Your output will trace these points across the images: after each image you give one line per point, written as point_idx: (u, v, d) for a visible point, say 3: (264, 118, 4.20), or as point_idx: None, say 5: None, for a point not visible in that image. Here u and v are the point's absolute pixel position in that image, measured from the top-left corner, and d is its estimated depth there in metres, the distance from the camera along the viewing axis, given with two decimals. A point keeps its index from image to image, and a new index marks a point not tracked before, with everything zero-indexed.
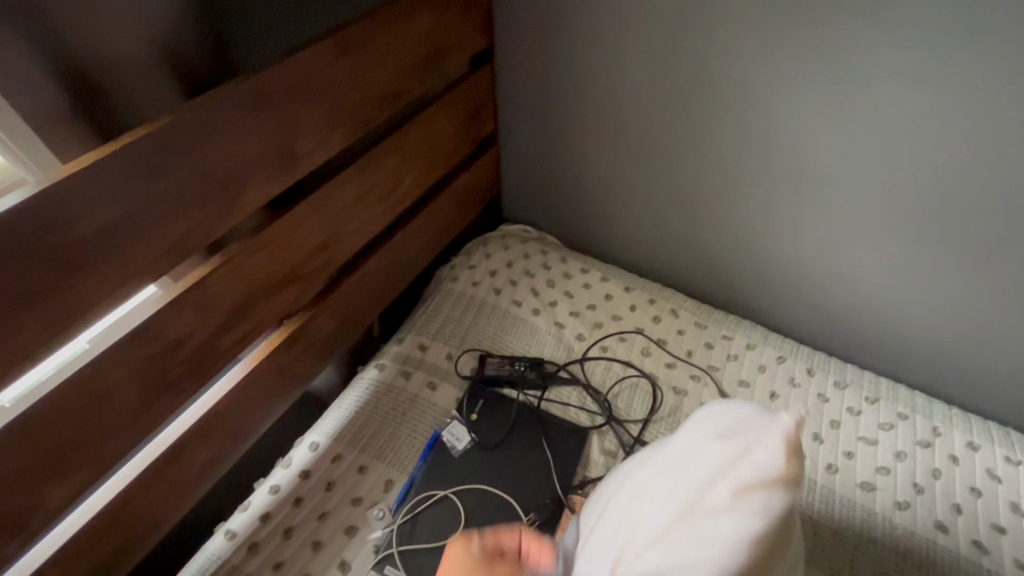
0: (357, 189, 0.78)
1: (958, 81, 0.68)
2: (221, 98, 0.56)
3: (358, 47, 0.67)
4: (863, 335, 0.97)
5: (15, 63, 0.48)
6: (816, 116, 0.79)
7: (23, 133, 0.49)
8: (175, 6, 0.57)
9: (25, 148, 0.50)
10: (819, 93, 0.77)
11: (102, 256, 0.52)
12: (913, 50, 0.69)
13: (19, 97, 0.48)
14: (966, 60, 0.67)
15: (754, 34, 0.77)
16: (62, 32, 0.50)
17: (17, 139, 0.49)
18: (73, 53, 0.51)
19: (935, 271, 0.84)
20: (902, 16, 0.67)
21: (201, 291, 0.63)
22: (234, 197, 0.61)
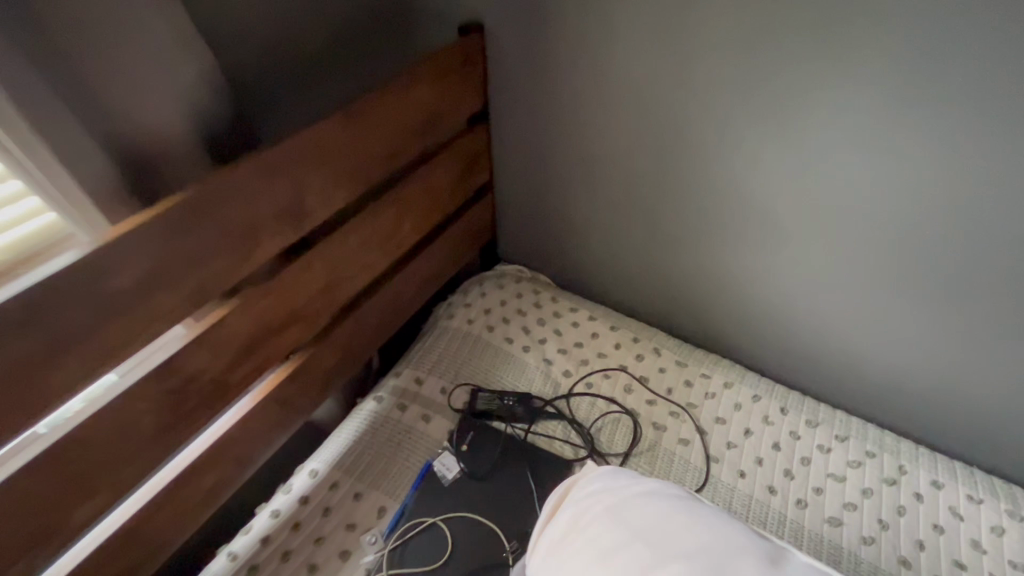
0: (366, 234, 0.86)
1: (895, 155, 0.78)
2: (249, 165, 0.64)
3: (364, 117, 0.76)
4: (834, 376, 1.05)
5: (77, 141, 0.56)
6: (778, 181, 0.89)
7: (76, 195, 0.57)
8: (207, 86, 0.66)
9: (77, 207, 0.57)
10: (779, 160, 0.87)
11: (142, 301, 0.58)
12: (855, 127, 0.79)
13: (79, 166, 0.56)
14: (902, 137, 0.76)
15: (721, 108, 0.87)
16: (113, 113, 0.58)
17: (72, 200, 0.57)
18: (121, 128, 0.59)
19: (892, 318, 0.93)
20: (844, 99, 0.77)
21: (222, 329, 0.69)
22: (257, 245, 0.68)
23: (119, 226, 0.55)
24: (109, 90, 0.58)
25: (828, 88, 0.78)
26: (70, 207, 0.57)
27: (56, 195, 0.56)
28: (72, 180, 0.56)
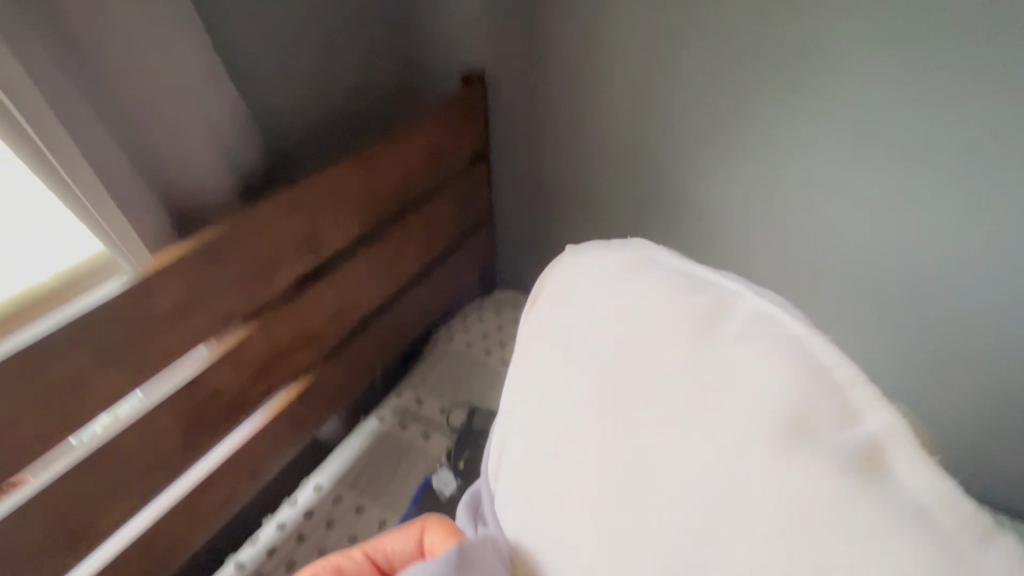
0: (374, 263, 0.93)
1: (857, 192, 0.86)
2: (274, 202, 0.71)
3: (376, 158, 0.84)
4: None
5: (128, 186, 0.64)
6: (755, 216, 0.97)
7: (130, 234, 0.63)
8: (239, 133, 0.74)
9: (129, 246, 0.63)
10: (754, 198, 0.95)
11: (176, 322, 0.65)
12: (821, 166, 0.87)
13: (129, 207, 0.64)
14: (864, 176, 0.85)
15: (703, 150, 0.96)
16: (159, 158, 0.67)
17: (125, 239, 0.62)
18: (164, 172, 0.68)
19: (866, 344, 0.99)
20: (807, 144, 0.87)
21: (244, 349, 0.76)
22: (278, 273, 0.75)
23: (162, 255, 0.63)
24: (160, 143, 0.66)
25: (794, 134, 0.87)
26: (123, 243, 0.62)
27: (114, 235, 0.61)
28: (128, 223, 0.62)
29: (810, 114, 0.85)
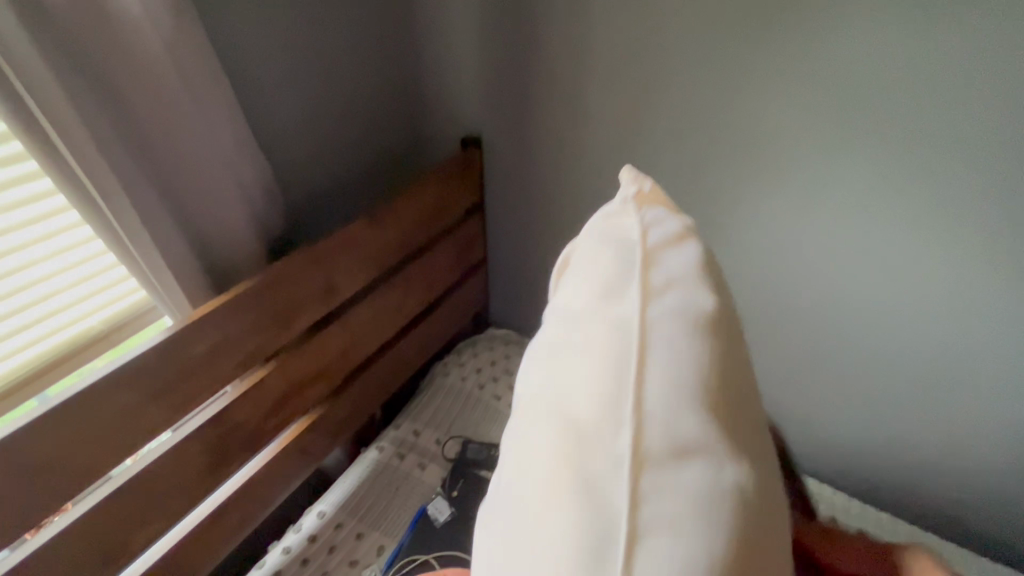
0: (378, 307, 1.03)
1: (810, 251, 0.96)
2: (294, 259, 0.82)
3: (383, 217, 0.96)
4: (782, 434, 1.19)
5: (178, 256, 0.71)
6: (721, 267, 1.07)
7: (175, 290, 0.73)
8: (269, 200, 0.83)
9: (174, 299, 0.73)
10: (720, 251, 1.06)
11: (208, 364, 0.75)
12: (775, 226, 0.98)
13: (178, 273, 0.72)
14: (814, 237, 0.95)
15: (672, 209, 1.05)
16: (201, 229, 0.74)
17: (172, 294, 0.73)
18: (206, 239, 0.75)
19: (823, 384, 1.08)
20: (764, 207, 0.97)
21: (263, 387, 0.85)
22: (295, 320, 0.85)
23: (199, 310, 0.74)
24: (202, 216, 0.74)
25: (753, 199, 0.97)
26: (169, 297, 0.73)
27: (163, 291, 0.72)
28: (177, 282, 0.73)
29: (769, 183, 0.95)
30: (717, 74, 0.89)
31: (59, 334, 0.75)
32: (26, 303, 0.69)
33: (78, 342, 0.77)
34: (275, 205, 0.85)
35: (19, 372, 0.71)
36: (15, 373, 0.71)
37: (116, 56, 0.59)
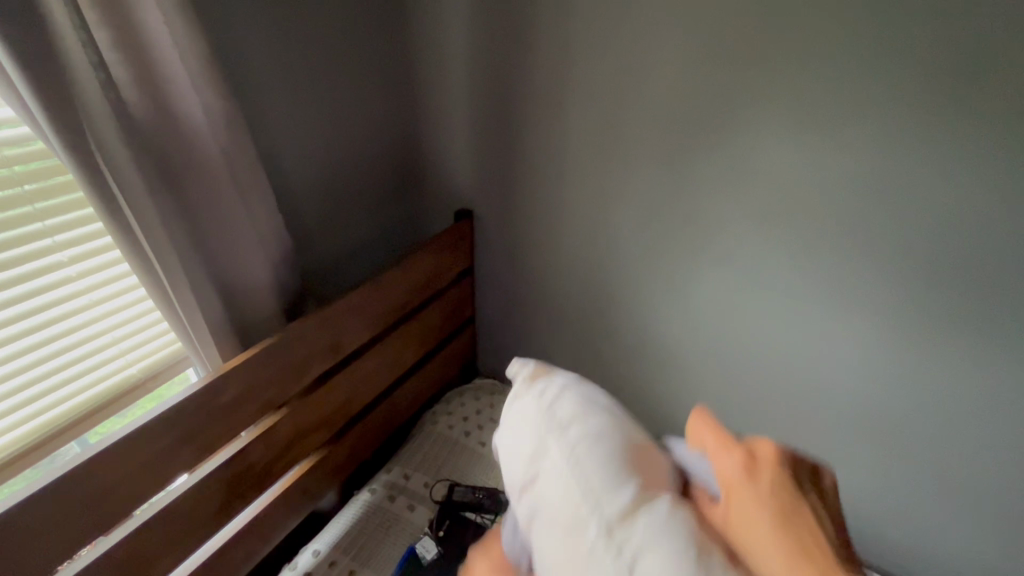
0: (377, 360, 1.16)
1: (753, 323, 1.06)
2: (309, 320, 0.95)
3: (386, 282, 1.10)
4: None
5: (217, 319, 0.84)
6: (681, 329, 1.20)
7: (211, 349, 0.86)
8: (291, 270, 0.98)
9: (209, 355, 0.87)
10: (675, 321, 1.15)
11: (231, 410, 0.87)
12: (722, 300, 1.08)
13: (214, 334, 0.85)
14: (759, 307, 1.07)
15: (635, 279, 1.16)
16: (235, 295, 0.88)
17: (208, 352, 0.86)
18: (238, 304, 0.90)
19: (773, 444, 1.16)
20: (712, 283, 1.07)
21: (274, 432, 0.97)
22: (306, 373, 0.98)
23: (229, 363, 0.87)
24: (237, 284, 0.88)
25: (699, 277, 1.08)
26: (205, 354, 0.86)
27: (202, 349, 0.85)
28: (212, 342, 0.86)
29: (718, 264, 1.05)
30: (669, 171, 1.02)
31: (110, 379, 0.88)
32: (90, 352, 0.84)
33: (124, 386, 0.90)
34: (294, 273, 0.99)
35: (75, 411, 0.84)
36: (72, 412, 0.84)
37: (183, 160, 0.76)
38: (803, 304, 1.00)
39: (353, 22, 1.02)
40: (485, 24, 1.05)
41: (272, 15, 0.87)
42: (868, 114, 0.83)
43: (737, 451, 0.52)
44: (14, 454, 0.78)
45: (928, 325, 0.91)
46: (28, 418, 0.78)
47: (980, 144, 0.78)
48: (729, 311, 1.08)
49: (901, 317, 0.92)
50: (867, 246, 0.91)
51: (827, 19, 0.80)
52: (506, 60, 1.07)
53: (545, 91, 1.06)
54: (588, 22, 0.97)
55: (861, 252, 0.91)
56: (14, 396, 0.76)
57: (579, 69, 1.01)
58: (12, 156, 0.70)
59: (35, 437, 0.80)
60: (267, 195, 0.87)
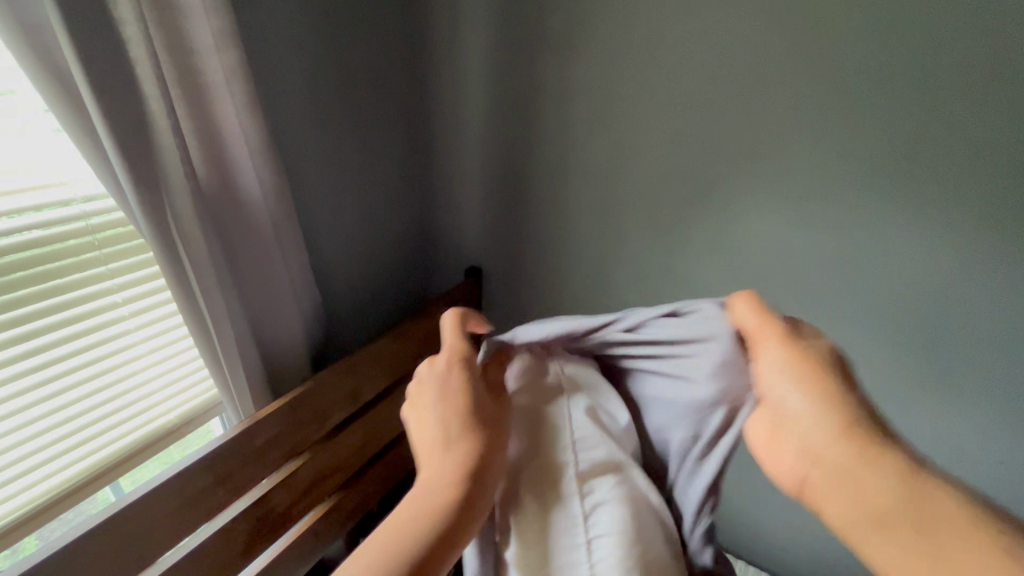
0: (390, 409, 1.23)
1: None
2: (333, 372, 1.04)
3: (401, 336, 1.19)
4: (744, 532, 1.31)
5: (254, 371, 0.93)
6: None
7: (245, 398, 0.94)
8: (318, 326, 1.07)
9: (242, 404, 0.95)
10: None
11: (260, 455, 0.94)
12: None
13: (250, 385, 0.93)
14: None
15: None
16: (267, 349, 0.97)
17: (243, 401, 0.94)
18: (269, 357, 0.99)
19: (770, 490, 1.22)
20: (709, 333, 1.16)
21: (295, 477, 1.03)
22: (328, 421, 1.05)
23: (262, 411, 0.95)
24: (273, 338, 0.97)
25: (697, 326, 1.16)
26: (240, 402, 0.94)
27: (238, 399, 0.93)
28: (247, 392, 0.94)
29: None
30: (664, 242, 1.12)
31: (148, 425, 0.95)
32: (134, 400, 0.91)
33: (159, 433, 0.96)
34: (321, 328, 1.08)
35: (114, 456, 0.91)
36: (112, 456, 0.91)
37: (237, 231, 0.86)
38: None
39: (382, 106, 1.13)
40: (497, 109, 1.17)
41: (312, 103, 0.98)
42: (839, 201, 0.92)
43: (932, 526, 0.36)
44: (57, 496, 0.85)
45: (906, 385, 1.00)
46: (78, 460, 0.86)
47: (945, 229, 0.86)
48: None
49: (880, 375, 1.01)
50: (847, 313, 1.00)
51: (791, 117, 0.91)
52: (517, 140, 1.18)
53: (551, 168, 1.17)
54: (588, 111, 1.08)
55: (844, 319, 1.00)
56: (62, 441, 0.83)
57: (581, 150, 1.12)
58: (94, 226, 0.80)
59: (76, 481, 0.87)
60: (301, 258, 0.97)
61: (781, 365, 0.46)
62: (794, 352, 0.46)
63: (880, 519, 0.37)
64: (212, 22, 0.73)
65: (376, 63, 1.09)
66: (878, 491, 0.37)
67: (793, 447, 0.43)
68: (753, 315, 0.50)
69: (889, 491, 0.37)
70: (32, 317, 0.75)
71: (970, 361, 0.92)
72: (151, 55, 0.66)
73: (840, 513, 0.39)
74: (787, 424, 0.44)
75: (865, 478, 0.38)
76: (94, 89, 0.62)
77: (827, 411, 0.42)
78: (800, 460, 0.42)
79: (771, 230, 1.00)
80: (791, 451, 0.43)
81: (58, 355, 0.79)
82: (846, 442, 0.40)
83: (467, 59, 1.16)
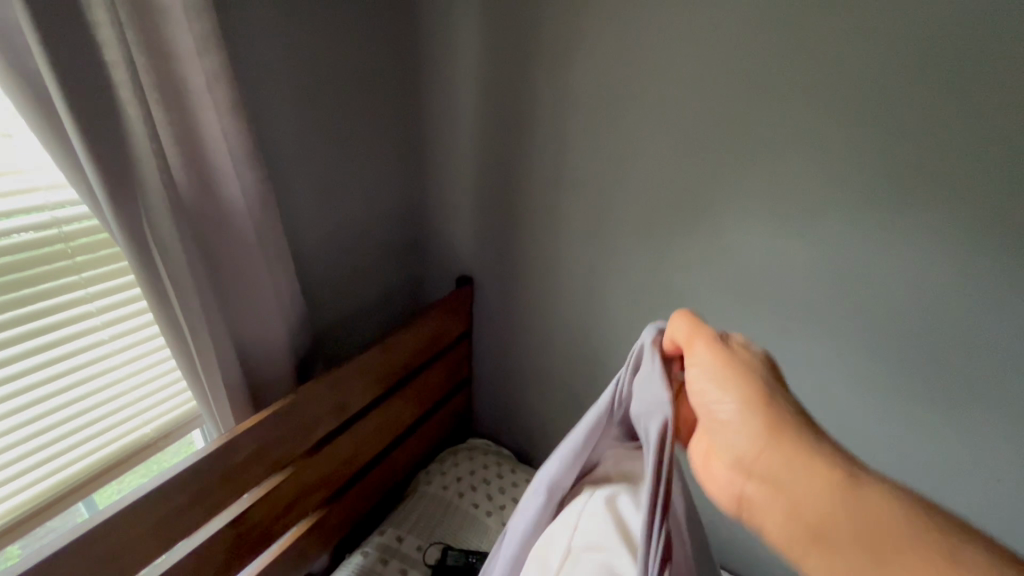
0: (377, 421, 1.20)
1: None
2: (318, 384, 1.01)
3: (390, 346, 1.16)
4: (736, 552, 1.28)
5: (235, 382, 0.90)
6: None
7: (225, 410, 0.91)
8: (303, 336, 1.04)
9: (222, 416, 0.92)
10: None
11: (240, 470, 0.91)
12: None
13: (230, 397, 0.90)
14: None
15: (628, 345, 1.22)
16: (248, 359, 0.94)
17: (222, 413, 0.91)
18: (251, 367, 0.95)
19: None
20: None
21: (277, 492, 0.99)
22: (311, 434, 1.02)
23: (243, 424, 0.91)
24: (254, 348, 0.94)
25: None
26: (220, 415, 0.91)
27: (218, 411, 0.90)
28: (227, 404, 0.91)
29: None
30: (658, 252, 1.10)
31: (124, 438, 0.92)
32: (109, 412, 0.88)
33: (136, 446, 0.93)
34: (307, 338, 1.05)
35: (88, 471, 0.88)
36: (85, 471, 0.87)
37: (218, 238, 0.83)
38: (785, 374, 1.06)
39: (373, 111, 1.11)
40: (490, 116, 1.15)
41: (299, 108, 0.96)
42: (830, 213, 0.91)
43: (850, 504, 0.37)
44: (26, 513, 0.81)
45: (900, 401, 0.97)
46: (49, 475, 0.83)
47: (934, 243, 0.84)
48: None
49: (874, 390, 0.98)
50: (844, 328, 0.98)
51: (780, 127, 0.89)
52: (509, 147, 1.16)
53: (544, 175, 1.15)
54: (582, 118, 1.06)
55: (837, 334, 0.98)
56: (32, 456, 0.80)
57: (574, 158, 1.10)
58: (68, 233, 0.77)
59: (47, 497, 0.84)
60: (286, 267, 0.94)
61: (705, 371, 0.51)
62: (724, 362, 0.50)
63: (811, 520, 0.38)
64: (192, 25, 0.70)
65: (366, 68, 1.07)
66: (806, 485, 0.39)
67: (727, 452, 0.45)
68: (683, 329, 0.57)
69: (811, 489, 0.39)
70: (1, 328, 0.72)
71: (971, 379, 0.89)
72: (127, 60, 0.64)
73: (783, 518, 0.40)
74: (716, 434, 0.47)
75: (788, 478, 0.40)
76: (65, 90, 0.59)
77: (751, 416, 0.45)
78: (736, 472, 0.43)
79: (766, 238, 0.97)
80: (725, 462, 0.45)
81: (29, 365, 0.76)
82: (774, 446, 0.42)
83: (460, 65, 1.14)
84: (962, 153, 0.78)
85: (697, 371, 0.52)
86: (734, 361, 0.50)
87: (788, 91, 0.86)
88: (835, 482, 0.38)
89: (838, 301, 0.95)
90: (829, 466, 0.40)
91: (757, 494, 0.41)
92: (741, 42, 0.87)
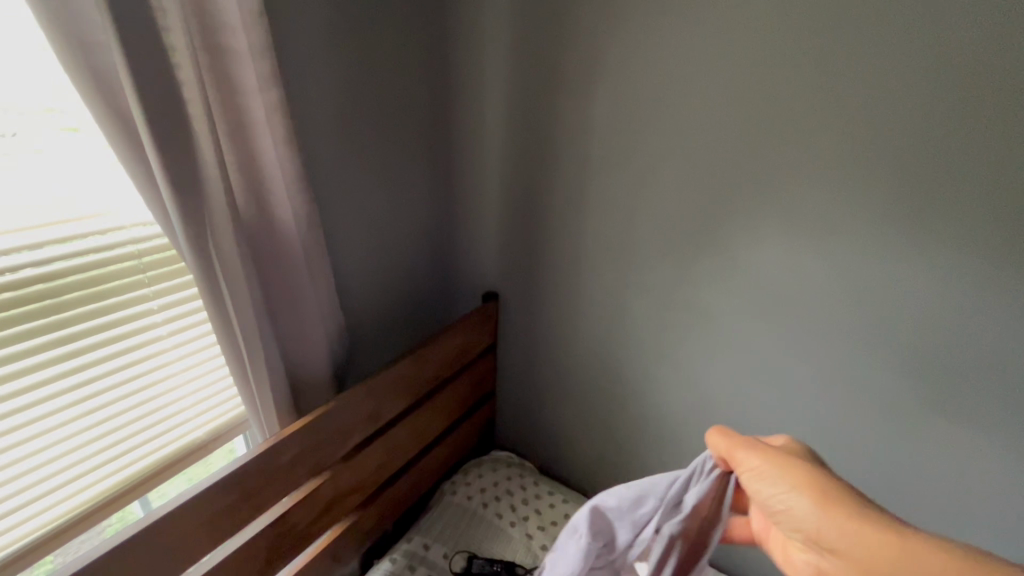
0: (409, 429, 1.25)
1: None
2: (355, 392, 1.07)
3: (420, 358, 1.21)
4: (754, 565, 1.29)
5: (280, 389, 0.96)
6: (687, 406, 1.24)
7: (271, 416, 0.98)
8: (342, 347, 1.10)
9: (268, 422, 0.98)
10: (691, 395, 1.22)
11: (283, 472, 0.97)
12: (726, 374, 1.16)
13: (274, 403, 0.97)
14: None
15: (647, 357, 1.25)
16: (291, 368, 1.01)
17: (268, 419, 0.98)
18: (293, 375, 1.02)
19: None
20: (720, 355, 1.15)
21: (315, 494, 1.05)
22: (346, 439, 1.07)
23: (286, 429, 0.98)
24: (298, 356, 1.01)
25: (708, 351, 1.16)
26: (265, 420, 0.98)
27: (264, 417, 0.97)
28: (272, 410, 0.97)
29: (725, 353, 1.14)
30: (679, 266, 1.13)
31: (178, 441, 0.99)
32: (166, 416, 0.95)
33: (188, 448, 1.00)
34: (344, 349, 1.12)
35: (147, 470, 0.95)
36: (143, 470, 0.95)
37: (271, 256, 0.91)
38: (802, 387, 1.08)
39: (409, 136, 1.19)
40: (518, 138, 1.22)
41: (341, 133, 1.03)
42: (847, 224, 0.94)
43: (851, 543, 0.49)
44: (90, 508, 0.89)
45: (919, 412, 0.98)
46: (113, 472, 0.90)
47: (938, 254, 0.88)
48: (733, 394, 1.16)
49: (891, 403, 1.00)
50: (859, 343, 0.99)
51: (792, 146, 0.94)
52: (535, 167, 1.22)
53: (568, 193, 1.21)
54: (604, 141, 1.12)
55: (858, 344, 0.99)
56: (100, 455, 0.87)
57: (598, 176, 1.16)
58: (141, 251, 0.86)
59: (109, 493, 0.91)
60: (329, 282, 1.01)
61: (755, 472, 0.60)
62: (768, 460, 0.59)
63: None
64: (258, 63, 0.78)
65: (402, 94, 1.14)
66: (853, 547, 0.48)
67: (799, 538, 0.54)
68: (721, 442, 0.66)
69: (879, 554, 0.47)
70: (81, 336, 0.80)
71: (980, 392, 0.91)
72: (202, 98, 0.72)
73: None
74: (784, 521, 0.56)
75: (863, 553, 0.47)
76: (149, 124, 0.67)
77: (809, 505, 0.53)
78: (811, 551, 0.53)
79: (779, 253, 1.01)
80: (800, 546, 0.54)
81: (103, 370, 0.84)
82: (834, 524, 0.50)
83: (489, 90, 1.21)
84: (967, 169, 0.82)
85: (749, 470, 0.60)
86: (780, 458, 0.59)
87: (801, 106, 0.91)
88: (886, 535, 0.47)
89: (851, 312, 0.98)
90: (866, 525, 0.48)
91: (826, 570, 0.51)
92: (756, 61, 0.92)
